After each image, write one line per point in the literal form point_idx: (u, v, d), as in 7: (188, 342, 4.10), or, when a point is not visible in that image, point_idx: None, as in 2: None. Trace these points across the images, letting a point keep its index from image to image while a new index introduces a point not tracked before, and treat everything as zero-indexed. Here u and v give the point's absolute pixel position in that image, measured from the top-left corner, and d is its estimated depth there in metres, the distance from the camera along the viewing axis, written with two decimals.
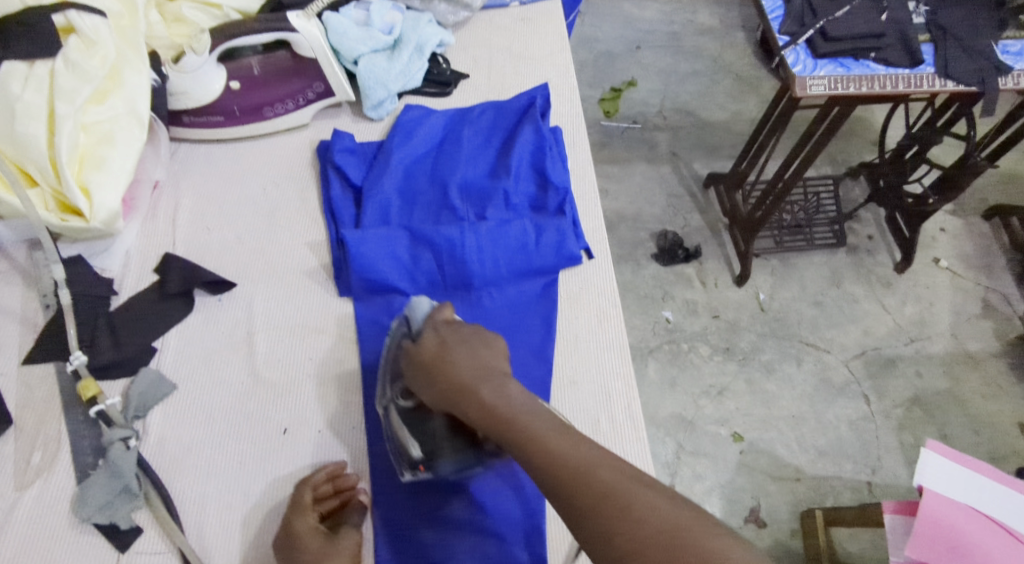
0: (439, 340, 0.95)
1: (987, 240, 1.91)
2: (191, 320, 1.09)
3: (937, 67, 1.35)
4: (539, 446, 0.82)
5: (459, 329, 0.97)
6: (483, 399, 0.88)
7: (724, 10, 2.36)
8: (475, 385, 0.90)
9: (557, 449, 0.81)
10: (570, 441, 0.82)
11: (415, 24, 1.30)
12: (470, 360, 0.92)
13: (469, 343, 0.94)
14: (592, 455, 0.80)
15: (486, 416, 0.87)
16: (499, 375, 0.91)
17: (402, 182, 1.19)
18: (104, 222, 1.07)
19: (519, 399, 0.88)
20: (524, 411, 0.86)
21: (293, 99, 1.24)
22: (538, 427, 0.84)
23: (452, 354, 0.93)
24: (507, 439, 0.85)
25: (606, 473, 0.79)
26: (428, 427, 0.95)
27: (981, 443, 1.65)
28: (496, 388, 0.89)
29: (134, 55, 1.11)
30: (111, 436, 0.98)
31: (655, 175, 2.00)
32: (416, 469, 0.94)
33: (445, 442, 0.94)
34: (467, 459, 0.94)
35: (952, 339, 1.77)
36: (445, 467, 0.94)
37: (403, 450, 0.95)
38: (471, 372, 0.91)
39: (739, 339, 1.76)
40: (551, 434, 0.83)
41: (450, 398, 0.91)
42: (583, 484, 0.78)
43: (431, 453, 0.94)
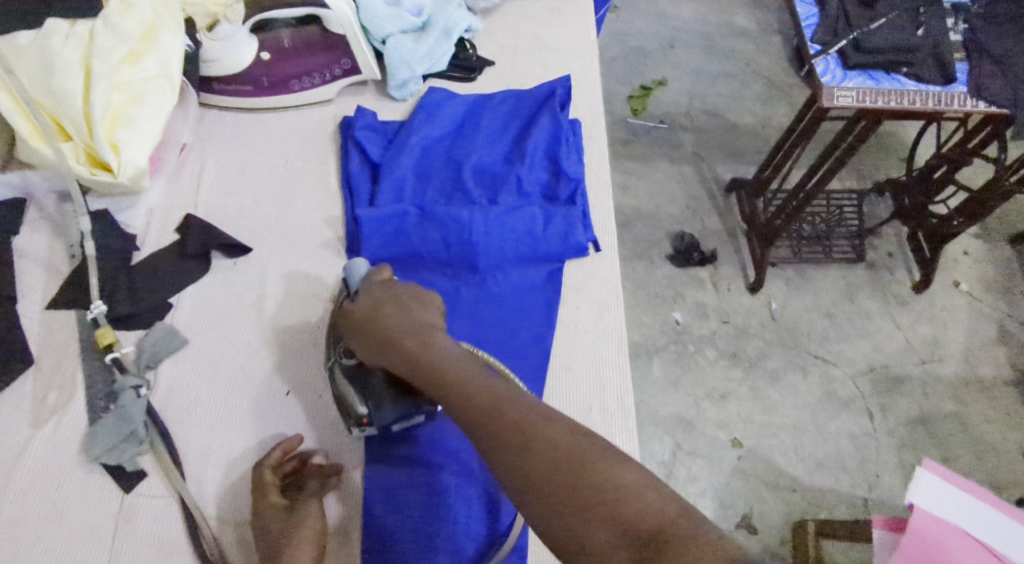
0: (372, 299, 0.94)
1: (1010, 266, 1.89)
2: (205, 281, 1.09)
3: (970, 86, 1.33)
4: (458, 390, 0.82)
5: (392, 287, 0.95)
6: (407, 351, 0.88)
7: (761, 14, 2.33)
8: (401, 337, 0.89)
9: (475, 392, 0.81)
10: (489, 382, 0.83)
11: (444, 8, 1.28)
12: (397, 313, 0.92)
13: (399, 298, 0.94)
14: (506, 395, 0.81)
15: (414, 369, 0.86)
16: (425, 327, 0.90)
17: (419, 161, 1.19)
18: (131, 179, 1.07)
19: (444, 350, 0.87)
20: (448, 360, 0.86)
21: (320, 74, 1.24)
22: (461, 374, 0.84)
23: (382, 311, 0.92)
24: (429, 387, 0.85)
25: (515, 411, 0.78)
26: (368, 382, 0.94)
27: (984, 470, 1.63)
28: (421, 340, 0.88)
29: (170, 19, 1.11)
30: (123, 382, 0.98)
31: (677, 175, 1.99)
32: (360, 423, 0.93)
33: (385, 391, 0.93)
34: (406, 408, 0.93)
35: (964, 363, 1.75)
36: (386, 416, 0.92)
37: (348, 407, 0.94)
38: (398, 327, 0.90)
39: (747, 345, 1.75)
40: (472, 379, 0.83)
41: (376, 351, 0.90)
42: (494, 420, 0.78)
43: (372, 404, 0.92)
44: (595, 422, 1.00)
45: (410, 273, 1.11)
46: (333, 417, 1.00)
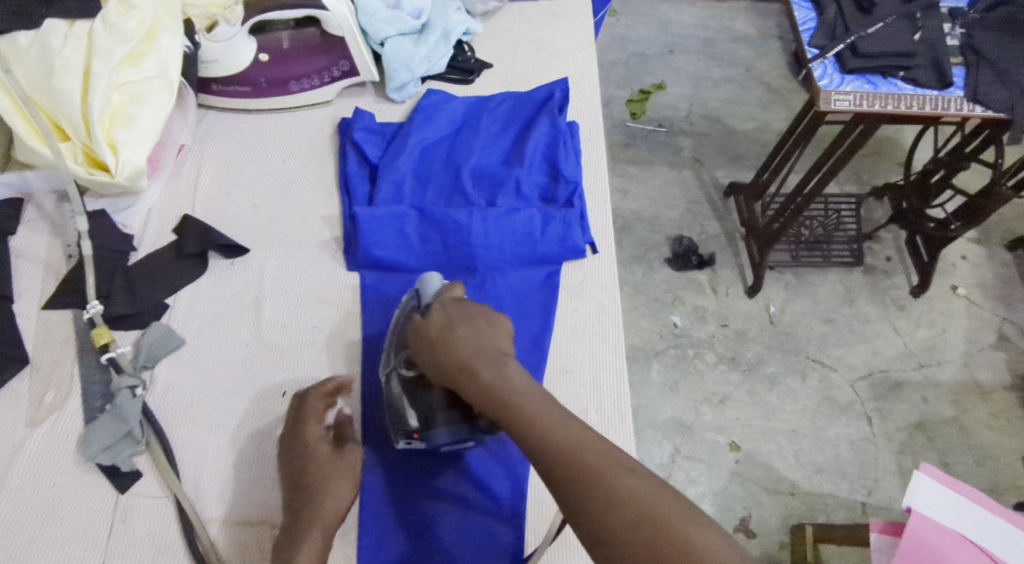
0: (445, 318, 0.91)
1: (1008, 271, 1.89)
2: (202, 281, 1.09)
3: (966, 90, 1.33)
4: (534, 427, 0.80)
5: (466, 308, 0.92)
6: (479, 379, 0.84)
7: (760, 19, 2.34)
8: (472, 363, 0.86)
9: (553, 432, 0.79)
10: (566, 421, 0.80)
11: (444, 11, 1.28)
12: (470, 336, 0.88)
13: (473, 320, 0.90)
14: (585, 439, 0.78)
15: (485, 399, 0.83)
16: (497, 355, 0.87)
17: (417, 163, 1.19)
18: (129, 178, 1.07)
19: (517, 381, 0.84)
20: (524, 393, 0.83)
21: (319, 76, 1.24)
22: (536, 410, 0.81)
23: (456, 332, 0.89)
24: (500, 420, 0.82)
25: (596, 459, 0.76)
26: (426, 399, 0.93)
27: (983, 474, 1.63)
28: (495, 369, 0.85)
29: (170, 19, 1.11)
30: (119, 383, 0.98)
31: (676, 179, 1.99)
32: (410, 437, 0.93)
33: (440, 411, 0.92)
34: (460, 432, 0.91)
35: (962, 367, 1.75)
36: (439, 436, 0.92)
37: (400, 419, 0.93)
38: (472, 351, 0.87)
39: (746, 349, 1.75)
40: (549, 416, 0.80)
41: (445, 372, 0.87)
42: (574, 465, 0.76)
43: (425, 421, 0.92)
44: (593, 424, 1.00)
45: (407, 274, 1.11)
46: None
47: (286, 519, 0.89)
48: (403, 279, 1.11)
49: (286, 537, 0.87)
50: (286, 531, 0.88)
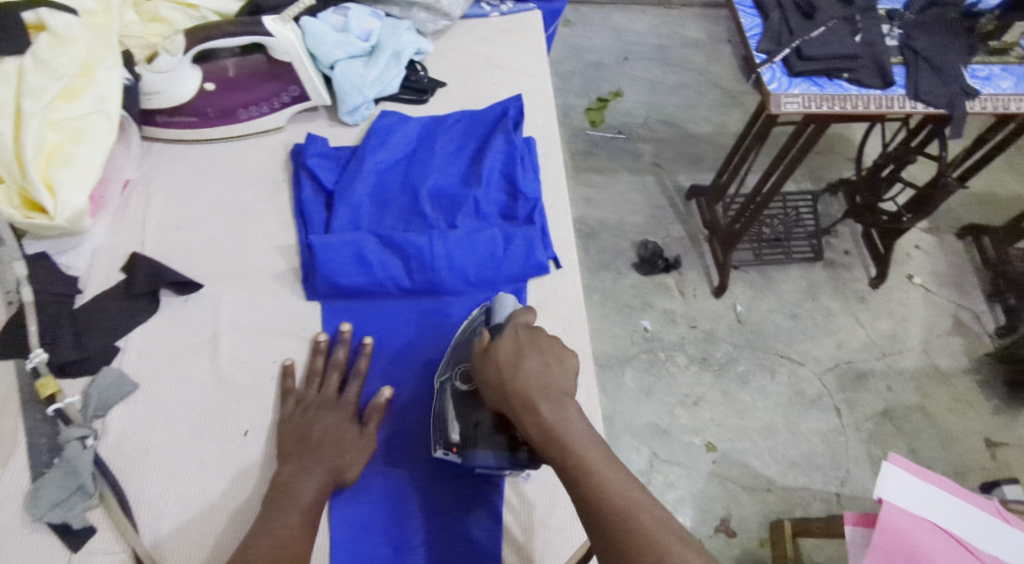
0: (515, 345, 0.90)
1: (960, 258, 1.93)
2: (155, 320, 1.05)
3: (908, 88, 1.36)
4: (589, 477, 0.80)
5: (539, 338, 0.91)
6: (540, 416, 0.84)
7: (711, 24, 2.37)
8: (535, 398, 0.85)
9: (610, 486, 0.79)
10: (623, 479, 0.80)
11: (393, 31, 1.28)
12: (539, 370, 0.87)
13: (543, 353, 0.89)
14: (641, 499, 0.79)
15: (542, 438, 0.83)
16: (561, 394, 0.86)
17: (374, 187, 1.16)
18: (69, 220, 1.03)
19: (578, 425, 0.83)
20: (582, 439, 0.82)
21: (268, 102, 1.21)
22: (595, 460, 0.80)
23: (524, 364, 0.88)
24: (554, 461, 0.82)
25: (650, 521, 0.77)
26: (474, 417, 0.93)
27: (948, 457, 1.65)
28: (555, 409, 0.84)
29: (108, 54, 1.08)
30: (68, 434, 0.94)
31: (638, 185, 2.00)
32: (448, 449, 0.93)
33: (487, 432, 0.91)
34: (502, 458, 0.90)
35: (923, 354, 1.78)
36: (478, 456, 0.90)
37: (444, 429, 0.94)
38: (538, 386, 0.86)
39: (716, 349, 1.76)
40: (607, 470, 0.80)
41: (506, 401, 0.86)
42: (625, 524, 0.77)
43: (467, 439, 0.92)
44: None
45: (370, 301, 1.09)
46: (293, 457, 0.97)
47: (291, 459, 0.92)
48: (365, 306, 1.09)
49: (290, 473, 0.91)
50: (289, 469, 0.91)
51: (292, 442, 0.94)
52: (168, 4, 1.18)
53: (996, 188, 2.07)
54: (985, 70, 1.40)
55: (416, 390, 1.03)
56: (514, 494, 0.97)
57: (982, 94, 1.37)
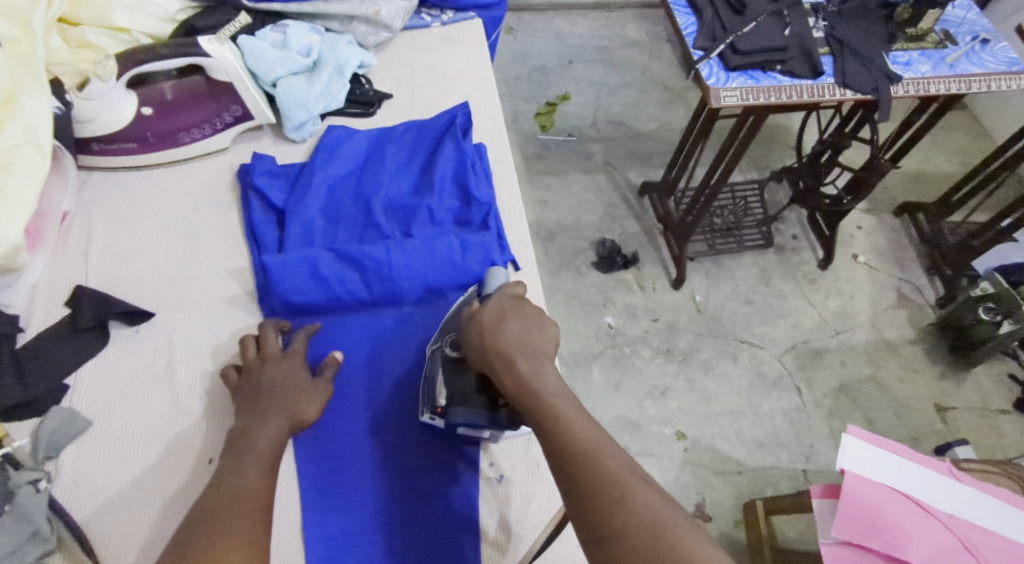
0: (500, 309, 0.89)
1: (899, 235, 2.00)
2: (106, 354, 1.02)
3: (836, 76, 1.40)
4: (557, 423, 0.80)
5: (524, 305, 0.90)
6: (518, 370, 0.83)
7: (650, 24, 2.41)
8: (514, 354, 0.85)
9: (576, 433, 0.79)
10: (590, 427, 0.80)
11: (334, 46, 1.26)
12: (519, 329, 0.87)
13: (526, 316, 0.89)
14: (607, 445, 0.78)
15: (518, 391, 0.83)
16: (541, 353, 0.86)
17: (326, 201, 1.15)
18: (5, 256, 0.98)
19: (554, 381, 0.83)
20: (555, 392, 0.82)
21: (210, 124, 1.18)
22: (565, 410, 0.81)
23: (505, 324, 0.87)
24: (528, 412, 0.82)
25: (614, 464, 0.77)
26: (461, 382, 0.92)
27: (902, 425, 1.70)
28: (532, 365, 0.84)
29: (34, 83, 1.04)
30: (19, 478, 0.90)
31: (591, 185, 2.02)
32: (434, 411, 0.93)
33: (473, 395, 0.91)
34: (482, 419, 0.90)
35: (872, 329, 1.84)
36: (457, 415, 0.91)
37: (432, 394, 0.94)
38: (517, 343, 0.86)
39: (678, 339, 1.78)
40: (575, 418, 0.81)
41: (486, 359, 0.86)
42: (590, 466, 0.76)
43: (453, 400, 0.91)
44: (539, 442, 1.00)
45: (330, 317, 1.08)
46: None
47: (244, 412, 0.92)
48: (324, 322, 1.07)
49: (244, 423, 0.90)
50: (243, 420, 0.91)
51: (243, 397, 0.94)
52: (95, 29, 1.15)
53: (926, 166, 2.15)
54: (906, 56, 1.45)
55: (382, 403, 1.02)
56: (487, 494, 0.97)
57: (904, 78, 1.42)
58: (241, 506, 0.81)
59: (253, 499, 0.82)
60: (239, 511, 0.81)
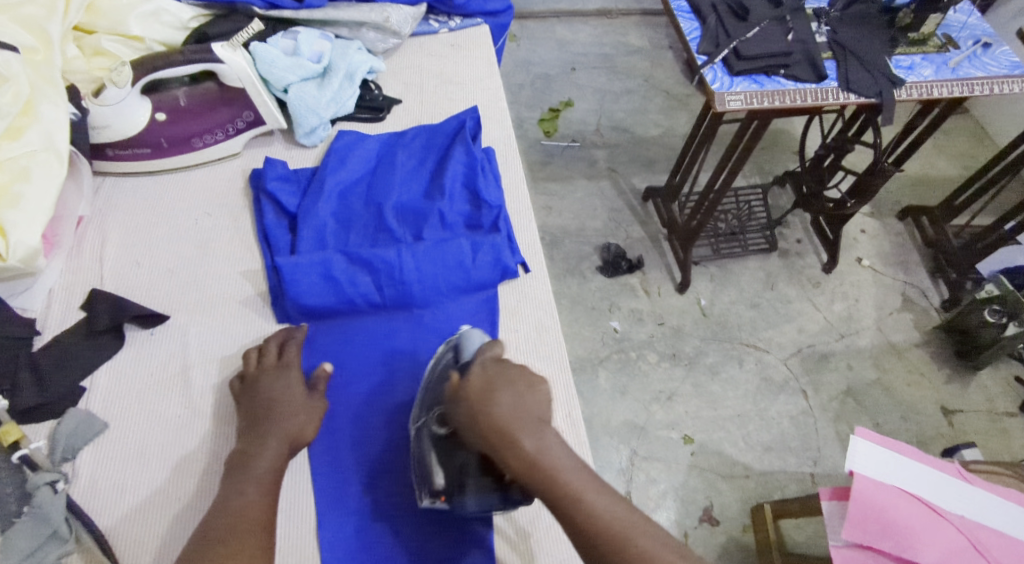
0: (486, 378, 0.86)
1: (903, 239, 2.01)
2: (120, 356, 1.03)
3: (840, 81, 1.42)
4: (579, 505, 0.80)
5: (508, 368, 0.87)
6: (526, 450, 0.82)
7: (652, 31, 2.43)
8: (515, 432, 0.82)
9: (600, 512, 0.80)
10: (610, 501, 0.81)
11: (344, 52, 1.28)
12: (513, 402, 0.84)
13: (514, 383, 0.86)
14: (631, 519, 0.80)
15: (529, 472, 0.81)
16: (540, 422, 0.84)
17: (337, 206, 1.16)
18: (23, 260, 1.00)
19: (561, 453, 0.83)
20: (567, 468, 0.82)
21: (223, 129, 1.20)
22: (586, 490, 0.81)
23: (497, 397, 0.84)
24: (544, 494, 0.81)
25: (645, 540, 0.79)
26: (457, 459, 0.89)
27: (910, 428, 1.71)
28: (536, 438, 0.82)
29: (52, 90, 1.06)
30: (37, 480, 0.90)
31: (595, 190, 2.03)
32: (436, 497, 0.90)
33: (475, 475, 0.88)
34: (490, 498, 0.88)
35: (878, 332, 1.84)
36: (467, 503, 0.89)
37: (427, 478, 0.91)
38: (514, 418, 0.83)
39: (684, 344, 1.79)
40: (595, 494, 0.81)
41: (484, 441, 0.83)
42: (622, 547, 0.79)
43: (456, 486, 0.89)
44: None
45: (342, 319, 1.08)
46: None
47: (244, 434, 0.93)
48: (336, 325, 1.08)
49: (242, 445, 0.92)
50: (244, 443, 0.92)
51: (242, 414, 0.96)
52: (110, 37, 1.16)
53: (929, 170, 2.16)
54: (908, 60, 1.47)
55: (396, 403, 1.02)
56: None
57: (907, 82, 1.43)
58: (236, 533, 0.83)
59: (252, 523, 0.84)
60: (235, 537, 0.82)
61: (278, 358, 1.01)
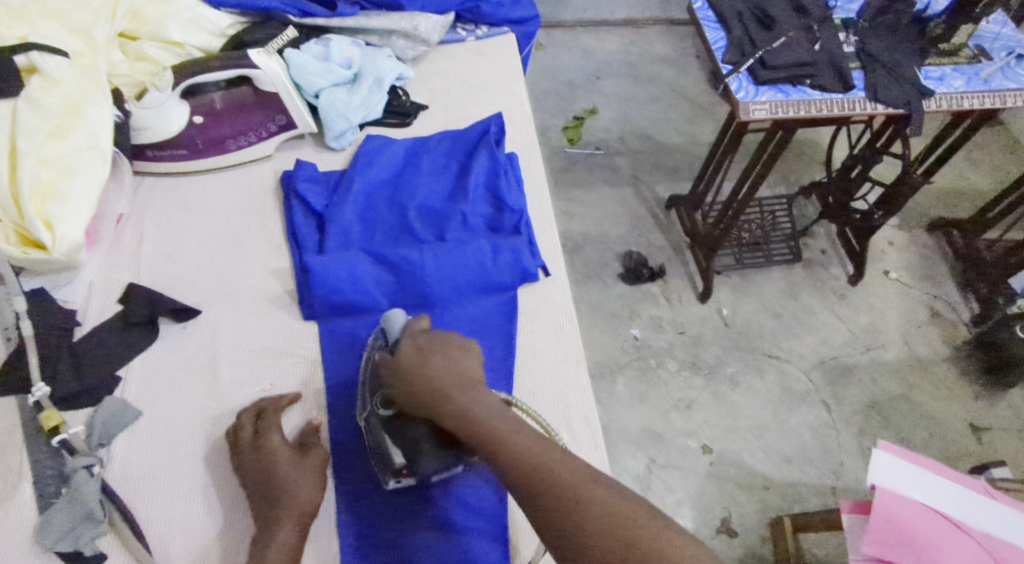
0: (419, 347, 0.92)
1: (932, 251, 2.00)
2: (155, 348, 1.07)
3: (867, 91, 1.42)
4: (507, 448, 0.83)
5: (437, 337, 0.94)
6: (458, 405, 0.86)
7: (677, 40, 2.44)
8: (448, 391, 0.87)
9: (525, 450, 0.82)
10: (536, 441, 0.84)
11: (374, 59, 1.32)
12: (445, 365, 0.90)
13: (444, 350, 0.92)
14: (554, 455, 0.83)
15: (460, 423, 0.85)
16: (472, 381, 0.89)
17: (362, 208, 1.20)
18: (67, 254, 1.05)
19: (491, 405, 0.86)
20: (496, 416, 0.85)
21: (256, 133, 1.24)
22: (511, 432, 0.84)
23: (430, 362, 0.90)
24: (475, 441, 0.84)
25: (566, 472, 0.81)
26: (410, 434, 0.92)
27: (936, 444, 1.69)
28: (468, 394, 0.87)
29: (97, 92, 1.11)
30: (74, 464, 0.95)
31: (617, 198, 2.05)
32: (399, 475, 0.93)
33: (425, 440, 0.92)
34: (447, 458, 0.92)
35: (904, 345, 1.83)
36: (427, 465, 0.92)
37: (386, 459, 0.93)
38: (445, 379, 0.89)
39: (704, 352, 1.79)
40: (521, 436, 0.84)
41: (419, 402, 0.88)
42: (545, 480, 0.80)
43: (411, 454, 0.92)
44: (565, 441, 1.02)
45: (365, 318, 1.11)
46: None
47: (258, 520, 0.92)
48: (359, 322, 1.11)
49: (258, 533, 0.91)
50: (259, 534, 0.91)
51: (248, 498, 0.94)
52: (153, 43, 1.22)
53: (960, 183, 2.14)
54: (938, 71, 1.47)
55: None
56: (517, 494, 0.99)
57: (937, 93, 1.43)
58: None
59: None
60: None
61: (255, 435, 0.97)
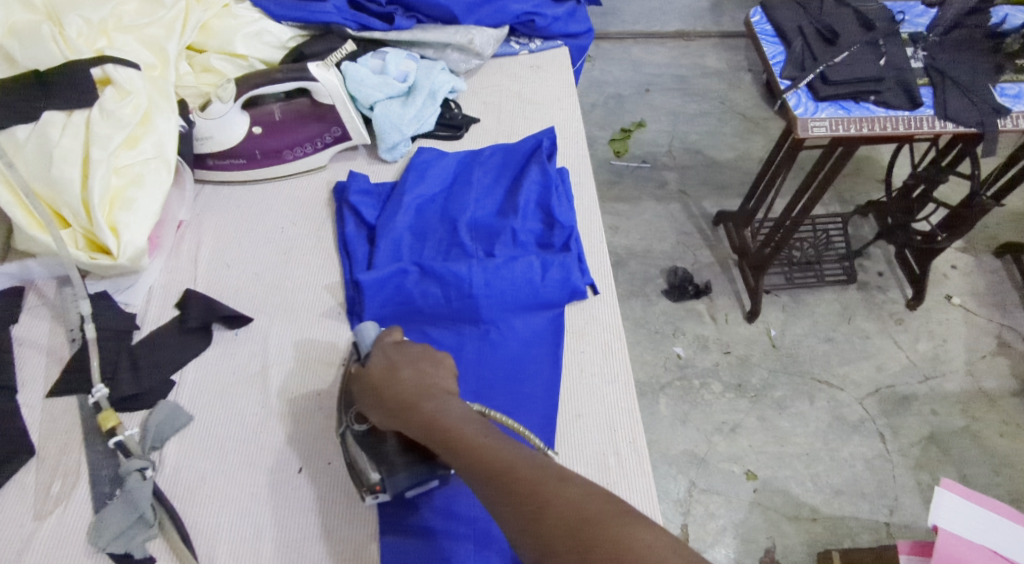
0: (388, 360, 0.93)
1: (1000, 277, 1.92)
2: (207, 354, 1.10)
3: (936, 108, 1.36)
4: (473, 453, 0.82)
5: (405, 347, 0.95)
6: (425, 415, 0.87)
7: (730, 53, 2.41)
8: (416, 400, 0.88)
9: (490, 453, 0.81)
10: (503, 444, 0.82)
11: (429, 72, 1.33)
12: (413, 375, 0.91)
13: (413, 360, 0.93)
14: (518, 457, 0.80)
15: (429, 432, 0.86)
16: (441, 390, 0.90)
17: (414, 220, 1.21)
18: (131, 259, 1.08)
19: (459, 413, 0.86)
20: (463, 424, 0.85)
21: (313, 143, 1.26)
22: (476, 437, 0.83)
23: (399, 373, 0.91)
24: (443, 449, 0.84)
25: (530, 472, 0.79)
26: (382, 446, 0.93)
27: (1002, 483, 1.62)
28: (436, 403, 0.88)
29: (165, 102, 1.14)
30: (128, 466, 0.97)
31: (664, 213, 2.02)
32: (374, 491, 0.92)
33: (398, 456, 0.92)
34: (420, 473, 0.92)
35: (968, 376, 1.76)
36: (400, 481, 0.92)
37: (361, 475, 0.92)
38: (412, 390, 0.89)
39: (751, 375, 1.75)
40: (486, 440, 0.83)
41: (391, 414, 0.89)
42: (509, 482, 0.78)
43: (387, 470, 0.92)
44: (612, 466, 1.01)
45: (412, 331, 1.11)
46: (338, 486, 0.99)
47: None
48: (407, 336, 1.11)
49: None
50: None
51: None
52: (218, 56, 1.26)
53: None
54: (1016, 88, 1.40)
55: None
56: None
57: (1014, 111, 1.37)
58: None
59: None
60: None
61: None
